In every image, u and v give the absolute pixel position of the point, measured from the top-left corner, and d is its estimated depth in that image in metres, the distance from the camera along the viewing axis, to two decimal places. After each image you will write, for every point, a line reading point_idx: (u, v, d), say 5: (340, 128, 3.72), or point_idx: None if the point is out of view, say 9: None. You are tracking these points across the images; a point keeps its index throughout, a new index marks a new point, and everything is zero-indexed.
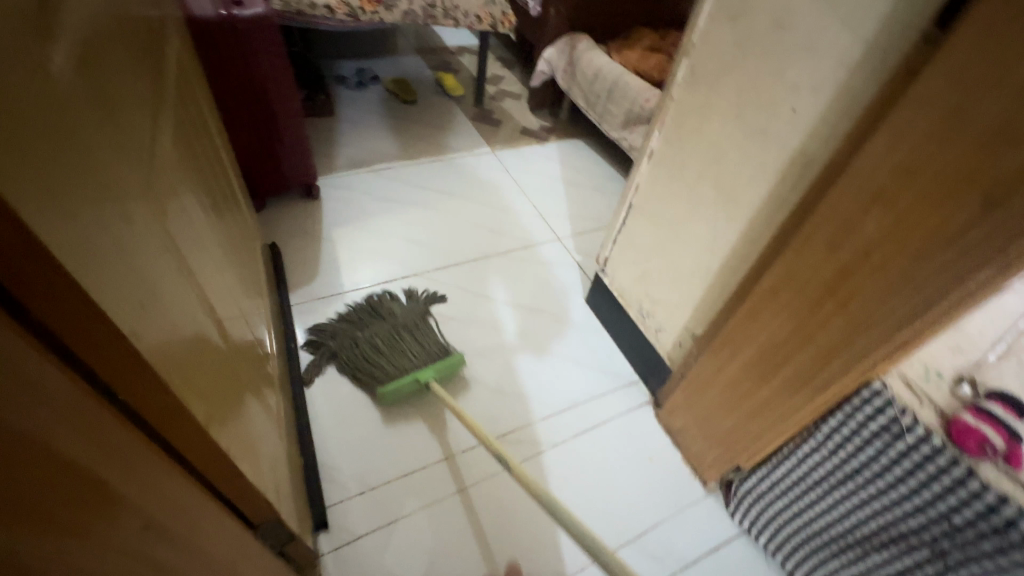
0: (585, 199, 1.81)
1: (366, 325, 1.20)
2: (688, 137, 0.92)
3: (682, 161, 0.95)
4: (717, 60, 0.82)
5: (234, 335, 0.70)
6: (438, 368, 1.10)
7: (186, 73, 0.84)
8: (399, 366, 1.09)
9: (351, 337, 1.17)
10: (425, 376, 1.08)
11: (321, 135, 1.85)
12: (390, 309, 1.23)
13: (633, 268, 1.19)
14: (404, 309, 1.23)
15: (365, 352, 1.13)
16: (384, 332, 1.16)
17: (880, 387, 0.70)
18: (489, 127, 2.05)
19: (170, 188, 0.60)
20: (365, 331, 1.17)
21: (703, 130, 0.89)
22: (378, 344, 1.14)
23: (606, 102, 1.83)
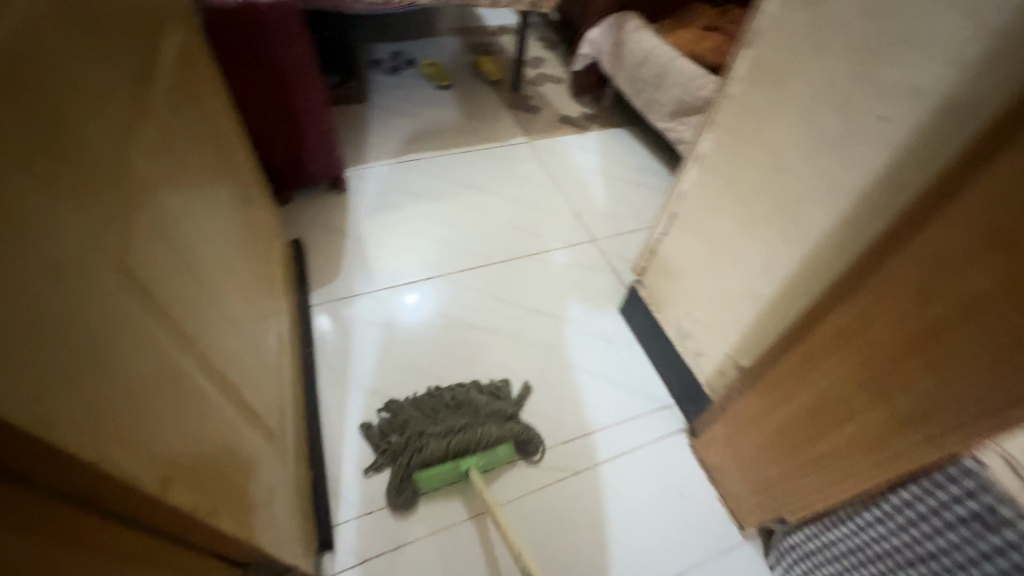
0: (625, 196, 1.68)
1: (440, 420, 1.05)
2: (744, 143, 0.79)
3: (735, 169, 0.82)
4: (784, 53, 0.68)
5: (227, 361, 0.66)
6: (484, 457, 0.99)
7: (186, 65, 0.77)
8: (445, 449, 0.98)
9: (418, 432, 1.02)
10: (465, 465, 0.97)
11: (352, 123, 1.79)
12: (473, 404, 1.09)
13: (672, 283, 1.07)
14: (489, 406, 1.08)
15: (415, 430, 1.03)
16: (443, 411, 1.07)
17: (972, 466, 0.54)
18: (526, 115, 1.94)
19: (157, 204, 0.56)
20: (435, 428, 1.02)
21: (762, 136, 0.75)
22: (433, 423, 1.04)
23: (653, 89, 1.67)
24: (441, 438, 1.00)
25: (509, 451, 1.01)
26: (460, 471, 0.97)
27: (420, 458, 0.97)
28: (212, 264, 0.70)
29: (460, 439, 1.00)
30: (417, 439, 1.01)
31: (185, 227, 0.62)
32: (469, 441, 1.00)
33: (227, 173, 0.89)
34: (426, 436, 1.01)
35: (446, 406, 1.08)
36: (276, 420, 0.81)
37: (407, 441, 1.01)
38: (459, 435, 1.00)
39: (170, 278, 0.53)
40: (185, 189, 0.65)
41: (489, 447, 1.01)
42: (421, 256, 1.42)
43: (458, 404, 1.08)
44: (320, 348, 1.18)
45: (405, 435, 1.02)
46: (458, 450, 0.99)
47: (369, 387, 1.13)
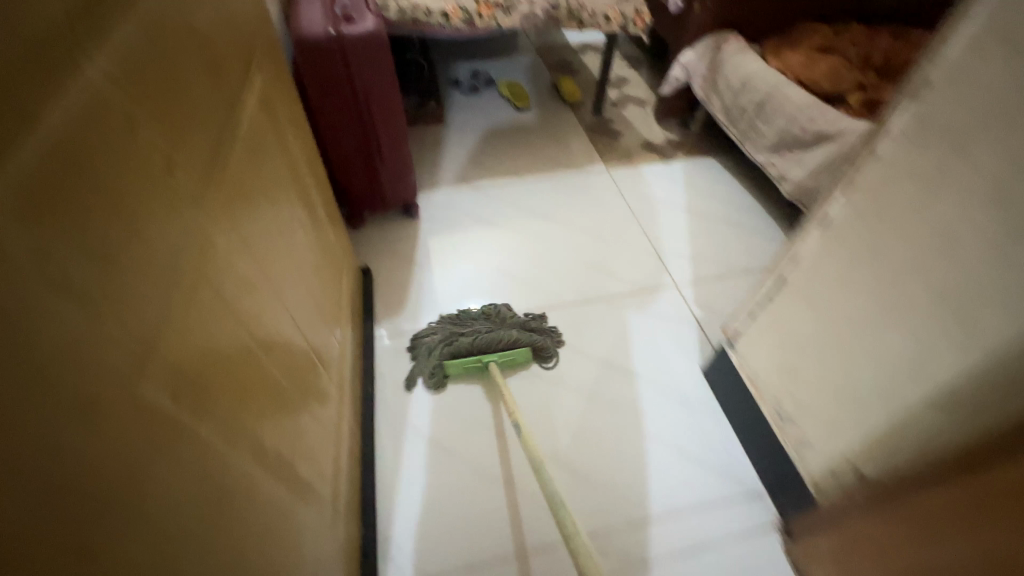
0: (714, 235, 1.52)
1: (469, 324, 1.19)
2: (890, 213, 0.66)
3: (876, 242, 0.68)
4: (966, 112, 0.55)
5: (285, 432, 0.62)
6: (503, 354, 1.14)
7: (268, 105, 0.75)
8: (471, 345, 1.13)
9: (450, 332, 1.17)
10: (486, 359, 1.12)
11: (427, 144, 1.77)
12: (500, 314, 1.21)
13: (773, 356, 0.93)
14: (514, 317, 1.21)
15: (446, 329, 1.18)
16: (472, 316, 1.21)
17: None
18: (607, 140, 1.83)
19: (230, 273, 0.53)
20: (465, 330, 1.16)
21: (925, 211, 0.61)
22: (463, 324, 1.19)
23: (753, 117, 1.50)
24: (468, 337, 1.15)
25: (527, 353, 1.15)
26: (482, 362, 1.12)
27: (449, 351, 1.13)
28: (279, 321, 0.66)
29: (484, 338, 1.14)
30: (449, 337, 1.16)
31: (252, 289, 0.59)
32: (492, 341, 1.14)
33: (302, 211, 0.87)
34: (455, 334, 1.16)
35: (474, 315, 1.22)
36: (331, 480, 0.77)
37: (440, 338, 1.16)
38: (484, 335, 1.14)
39: (228, 359, 0.49)
40: (255, 246, 0.62)
41: (509, 347, 1.15)
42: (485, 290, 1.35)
43: (486, 314, 1.21)
44: (379, 386, 1.14)
45: (438, 334, 1.17)
46: (482, 347, 1.13)
47: (426, 433, 1.08)
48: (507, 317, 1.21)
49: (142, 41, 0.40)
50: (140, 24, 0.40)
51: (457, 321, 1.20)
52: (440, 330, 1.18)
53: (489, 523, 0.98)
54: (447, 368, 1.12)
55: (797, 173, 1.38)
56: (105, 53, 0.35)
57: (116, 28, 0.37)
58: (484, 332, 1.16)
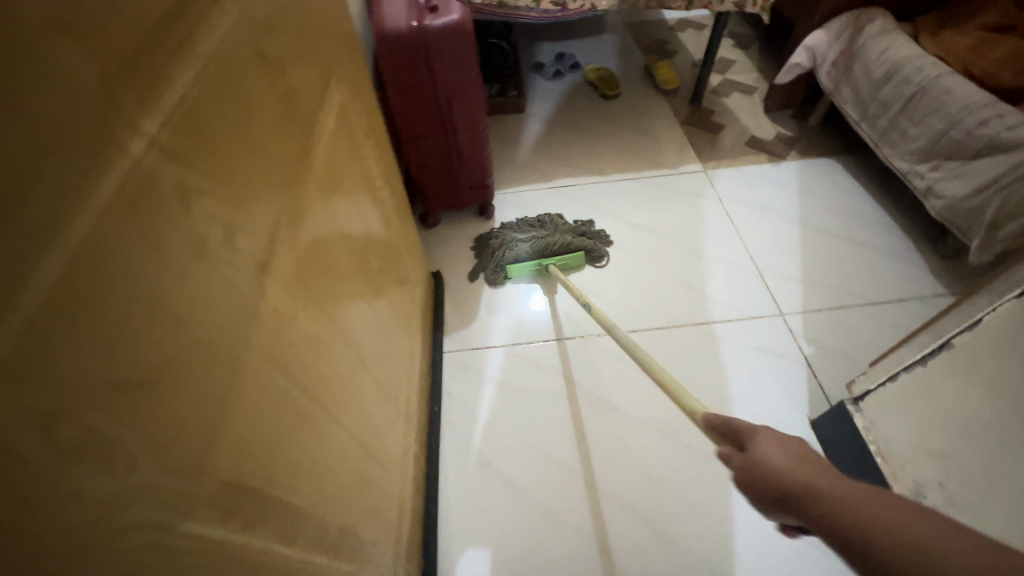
0: (831, 254, 1.31)
1: (528, 230, 1.35)
2: None
3: None
4: None
5: (353, 496, 0.56)
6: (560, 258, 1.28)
7: (346, 120, 0.67)
8: (530, 249, 1.28)
9: (510, 236, 1.33)
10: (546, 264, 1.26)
11: (506, 136, 1.67)
12: (556, 223, 1.36)
13: (920, 434, 0.76)
14: (568, 225, 1.36)
15: (507, 235, 1.34)
16: (530, 228, 1.35)
17: None
18: (705, 135, 1.62)
19: (297, 337, 0.47)
20: (524, 235, 1.33)
21: None
22: (522, 230, 1.35)
23: (898, 115, 1.25)
24: (527, 240, 1.31)
25: (580, 256, 1.29)
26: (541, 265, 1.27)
27: (511, 254, 1.27)
28: (351, 365, 0.61)
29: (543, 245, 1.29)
30: (510, 240, 1.32)
31: (324, 340, 0.53)
32: (549, 247, 1.29)
33: (376, 230, 0.81)
34: (516, 240, 1.31)
35: (532, 229, 1.36)
36: (395, 528, 0.72)
37: (501, 241, 1.32)
38: (543, 240, 1.28)
39: (292, 438, 0.43)
40: (327, 288, 0.56)
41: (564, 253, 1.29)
42: (561, 303, 1.25)
43: (542, 225, 1.36)
44: (447, 404, 1.10)
45: (500, 239, 1.34)
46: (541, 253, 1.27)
47: (492, 461, 1.02)
48: (561, 225, 1.36)
49: (196, 88, 0.33)
50: (193, 67, 0.33)
51: (517, 226, 1.36)
52: (502, 238, 1.34)
53: (553, 571, 0.91)
54: (508, 270, 1.27)
55: (954, 189, 1.13)
56: (147, 116, 0.28)
57: (162, 80, 0.30)
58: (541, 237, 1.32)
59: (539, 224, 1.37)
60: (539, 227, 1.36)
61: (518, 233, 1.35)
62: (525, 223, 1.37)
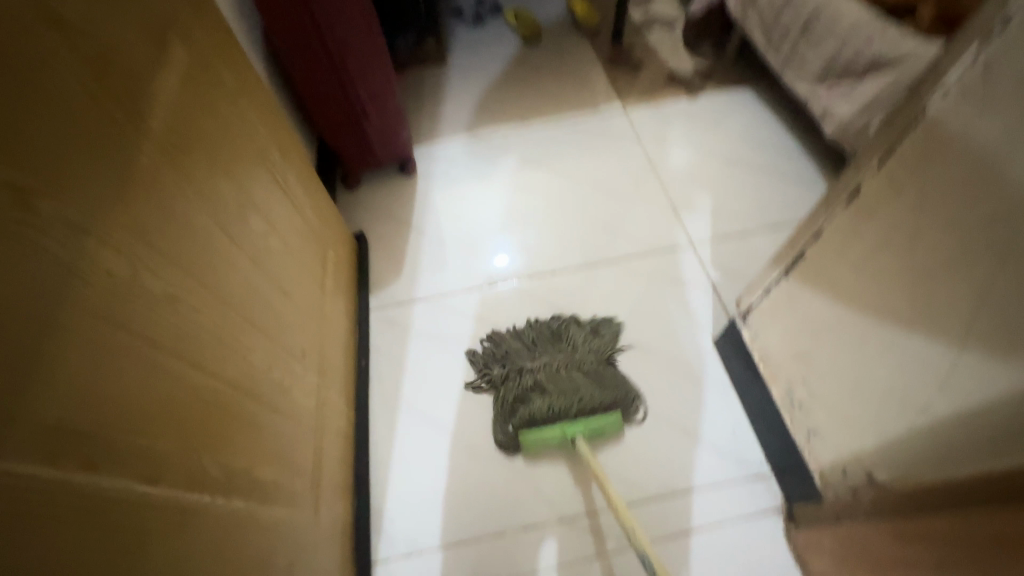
0: (742, 185, 1.36)
1: (540, 351, 1.10)
2: (916, 186, 0.56)
3: (894, 224, 0.60)
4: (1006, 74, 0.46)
5: (246, 442, 0.61)
6: (590, 425, 0.99)
7: (204, 78, 0.65)
8: (552, 409, 1.01)
9: (517, 366, 1.08)
10: (572, 433, 0.98)
11: (427, 89, 1.63)
12: (573, 339, 1.11)
13: (786, 340, 0.84)
14: (588, 341, 1.11)
15: (517, 373, 1.07)
16: (545, 348, 1.10)
17: None
18: (627, 73, 1.62)
19: (151, 295, 0.49)
20: (534, 363, 1.08)
21: (955, 190, 0.52)
22: (530, 348, 1.10)
23: (798, 41, 1.27)
24: (548, 396, 1.02)
25: (618, 420, 0.99)
26: (565, 437, 0.98)
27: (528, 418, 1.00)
28: (235, 320, 0.63)
29: (571, 406, 1.01)
30: (518, 372, 1.07)
31: (187, 298, 0.54)
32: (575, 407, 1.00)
33: (266, 192, 0.81)
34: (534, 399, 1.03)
35: (549, 347, 1.10)
36: (311, 475, 0.78)
37: (507, 373, 1.08)
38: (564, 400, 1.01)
39: (147, 388, 0.46)
40: (190, 246, 0.57)
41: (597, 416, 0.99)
42: (493, 260, 1.27)
43: (559, 341, 1.11)
44: (375, 361, 1.14)
45: (505, 367, 1.09)
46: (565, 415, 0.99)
47: (420, 410, 1.08)
48: (579, 341, 1.11)
49: None
50: None
51: (536, 367, 1.07)
52: (512, 372, 1.07)
53: (480, 500, 0.99)
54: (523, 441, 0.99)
55: (844, 110, 1.17)
56: None
57: None
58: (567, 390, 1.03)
59: (556, 334, 1.12)
60: (559, 348, 1.10)
61: (528, 357, 1.09)
62: (539, 336, 1.12)
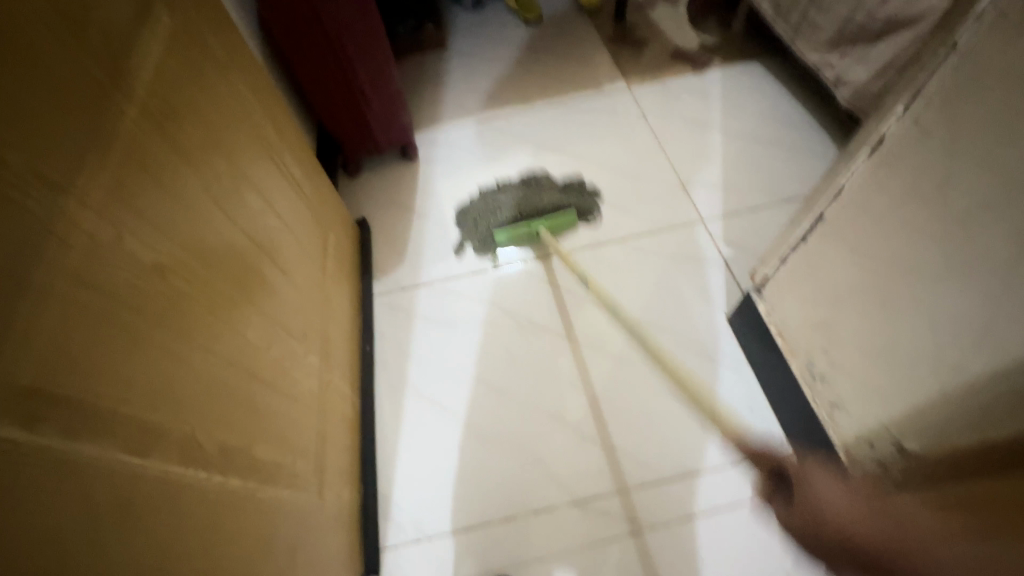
0: (753, 159, 1.31)
1: (508, 190, 1.28)
2: (947, 133, 0.53)
3: (922, 179, 0.56)
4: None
5: (242, 420, 0.58)
6: (549, 220, 1.20)
7: (190, 47, 0.63)
8: (516, 214, 1.21)
9: (489, 204, 1.25)
10: (535, 227, 1.18)
11: (427, 74, 1.61)
12: (537, 182, 1.29)
13: (805, 309, 0.80)
14: (550, 184, 1.29)
15: (490, 205, 1.25)
16: (512, 187, 1.29)
17: None
18: (630, 51, 1.58)
19: (138, 264, 0.47)
20: (504, 198, 1.26)
21: (990, 131, 0.48)
22: (502, 192, 1.27)
23: (808, 6, 1.22)
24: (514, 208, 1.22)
25: (571, 215, 1.21)
26: (531, 231, 1.19)
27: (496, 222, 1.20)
28: (229, 295, 0.61)
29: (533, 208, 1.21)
30: (490, 207, 1.25)
31: (176, 269, 0.52)
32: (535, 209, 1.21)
33: (262, 171, 0.79)
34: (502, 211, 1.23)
35: (516, 189, 1.28)
36: (314, 458, 0.76)
37: (481, 209, 1.25)
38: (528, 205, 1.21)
39: (133, 359, 0.44)
40: (178, 216, 0.54)
41: (554, 214, 1.21)
42: None
43: (525, 184, 1.29)
44: (379, 345, 1.12)
45: (479, 206, 1.26)
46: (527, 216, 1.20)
47: (425, 393, 1.06)
48: (543, 182, 1.29)
49: None
50: None
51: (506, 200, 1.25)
52: (486, 205, 1.26)
53: (489, 482, 0.96)
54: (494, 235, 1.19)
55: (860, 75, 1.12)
56: None
57: None
58: (529, 203, 1.23)
59: (524, 181, 1.30)
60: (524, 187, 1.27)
61: (498, 196, 1.27)
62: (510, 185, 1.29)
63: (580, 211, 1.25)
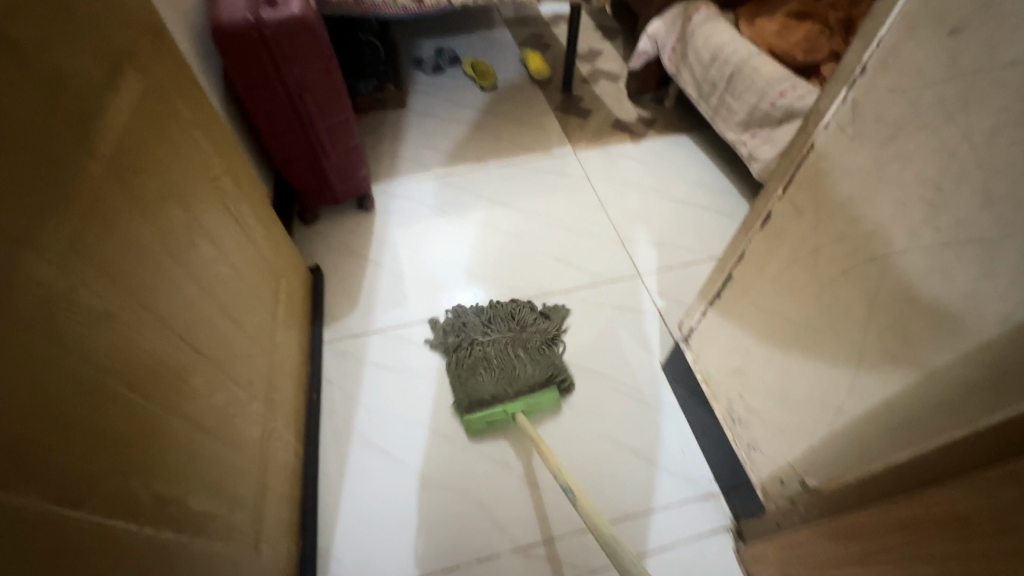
0: (684, 221, 1.46)
1: (493, 327, 1.17)
2: (817, 209, 0.64)
3: (799, 246, 0.67)
4: (872, 117, 0.55)
5: (177, 469, 0.58)
6: (529, 405, 1.04)
7: (156, 104, 0.67)
8: (497, 385, 1.06)
9: (471, 338, 1.16)
10: (512, 409, 1.03)
11: (387, 131, 1.69)
12: (523, 319, 1.19)
13: (724, 357, 0.88)
14: (536, 324, 1.19)
15: (471, 348, 1.14)
16: (495, 322, 1.19)
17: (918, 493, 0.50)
18: (576, 120, 1.74)
19: (87, 311, 0.48)
20: (488, 336, 1.15)
21: (842, 211, 0.60)
22: (487, 331, 1.17)
23: (724, 92, 1.42)
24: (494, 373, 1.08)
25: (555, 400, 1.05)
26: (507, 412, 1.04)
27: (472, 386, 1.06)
28: (175, 342, 0.62)
29: (514, 385, 1.06)
30: (471, 344, 1.15)
31: (123, 316, 0.53)
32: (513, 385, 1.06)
33: (218, 221, 0.81)
34: (482, 366, 1.10)
35: (502, 325, 1.18)
36: (252, 509, 0.74)
37: (461, 343, 1.15)
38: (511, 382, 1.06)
39: (68, 405, 0.44)
40: (131, 266, 0.56)
41: (535, 395, 1.05)
42: (456, 291, 1.29)
43: (510, 320, 1.19)
44: (327, 393, 1.11)
45: (459, 338, 1.17)
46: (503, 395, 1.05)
47: (373, 442, 1.05)
48: (529, 322, 1.19)
49: None
50: None
51: (487, 340, 1.14)
52: (469, 333, 1.17)
53: (433, 533, 0.96)
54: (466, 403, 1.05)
55: (767, 153, 1.31)
56: None
57: None
58: (509, 368, 1.09)
59: (508, 321, 1.19)
60: (510, 343, 1.14)
61: (482, 331, 1.17)
62: (495, 316, 1.20)
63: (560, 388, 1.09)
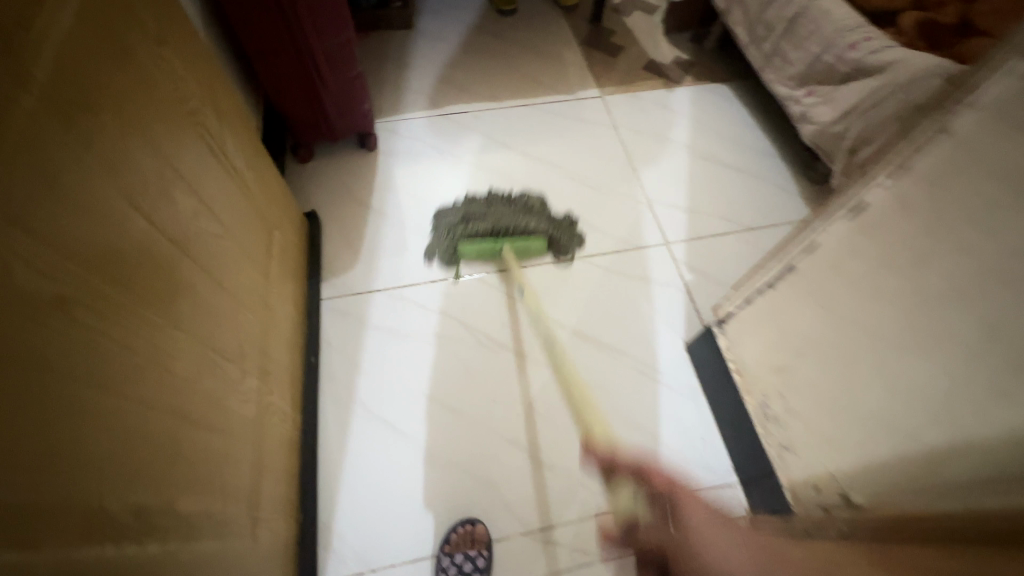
0: (719, 185, 1.33)
1: (497, 205, 1.20)
2: (935, 209, 0.53)
3: (902, 249, 0.57)
4: None
5: (162, 472, 0.50)
6: (517, 243, 1.12)
7: (111, 16, 0.52)
8: (489, 229, 1.14)
9: (472, 214, 1.17)
10: (500, 244, 1.12)
11: (391, 58, 1.49)
12: (528, 204, 1.22)
13: (766, 351, 0.81)
14: (541, 211, 1.21)
15: (470, 220, 1.16)
16: (497, 202, 1.21)
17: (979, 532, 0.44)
18: (605, 59, 1.54)
19: (34, 306, 0.37)
20: (491, 214, 1.17)
21: (974, 217, 0.50)
22: (488, 209, 1.19)
23: (782, 38, 1.24)
24: (489, 222, 1.15)
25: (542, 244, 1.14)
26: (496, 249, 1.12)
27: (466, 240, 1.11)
28: (150, 323, 0.51)
29: (506, 226, 1.14)
30: (471, 218, 1.17)
31: (84, 303, 0.42)
32: (509, 226, 1.14)
33: (198, 165, 0.68)
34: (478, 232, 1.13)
35: (506, 205, 1.20)
36: (247, 495, 0.68)
37: (461, 219, 1.17)
38: (504, 222, 1.14)
39: (17, 428, 0.34)
40: (88, 233, 0.44)
41: (525, 237, 1.14)
42: None
43: (513, 202, 1.21)
44: (325, 356, 1.03)
45: (459, 215, 1.18)
46: (497, 231, 1.13)
47: (375, 411, 0.99)
48: (535, 208, 1.21)
49: None
50: None
51: (488, 215, 1.17)
52: (464, 214, 1.18)
53: (438, 507, 0.92)
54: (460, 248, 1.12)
55: (825, 114, 1.15)
56: None
57: None
58: (506, 221, 1.15)
59: (510, 200, 1.22)
60: (512, 207, 1.20)
61: (483, 211, 1.18)
62: (493, 199, 1.21)
63: (554, 245, 1.17)
